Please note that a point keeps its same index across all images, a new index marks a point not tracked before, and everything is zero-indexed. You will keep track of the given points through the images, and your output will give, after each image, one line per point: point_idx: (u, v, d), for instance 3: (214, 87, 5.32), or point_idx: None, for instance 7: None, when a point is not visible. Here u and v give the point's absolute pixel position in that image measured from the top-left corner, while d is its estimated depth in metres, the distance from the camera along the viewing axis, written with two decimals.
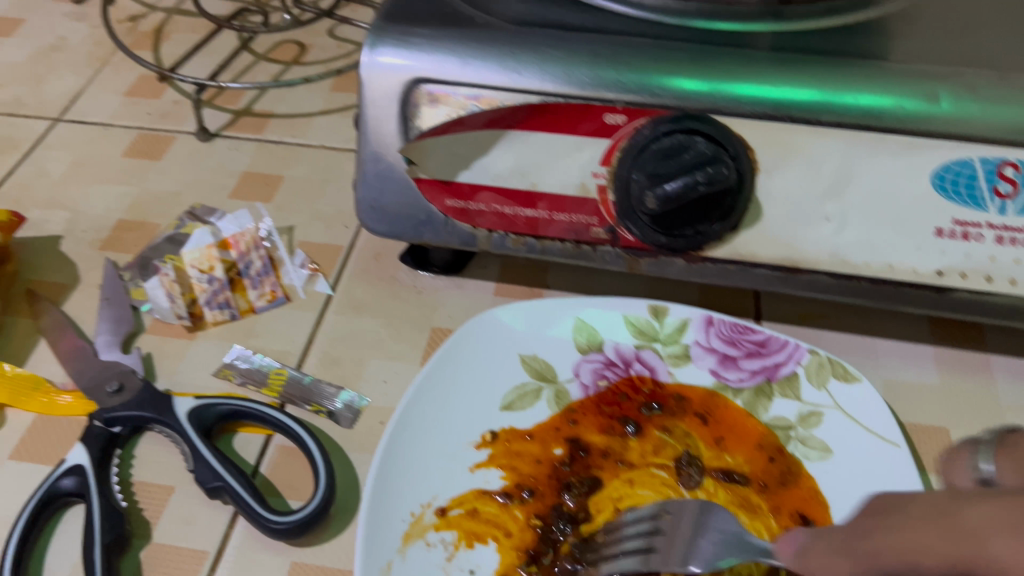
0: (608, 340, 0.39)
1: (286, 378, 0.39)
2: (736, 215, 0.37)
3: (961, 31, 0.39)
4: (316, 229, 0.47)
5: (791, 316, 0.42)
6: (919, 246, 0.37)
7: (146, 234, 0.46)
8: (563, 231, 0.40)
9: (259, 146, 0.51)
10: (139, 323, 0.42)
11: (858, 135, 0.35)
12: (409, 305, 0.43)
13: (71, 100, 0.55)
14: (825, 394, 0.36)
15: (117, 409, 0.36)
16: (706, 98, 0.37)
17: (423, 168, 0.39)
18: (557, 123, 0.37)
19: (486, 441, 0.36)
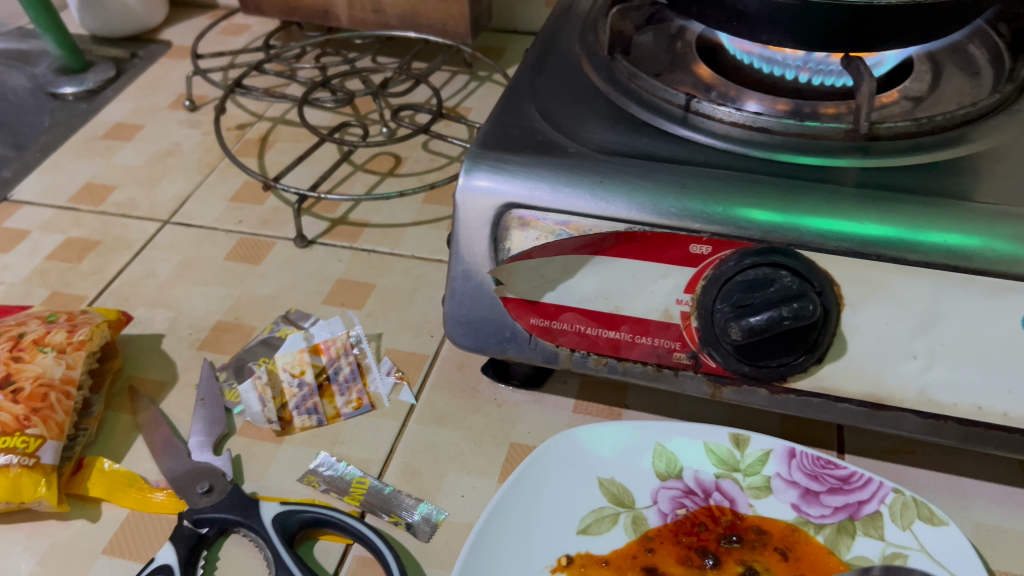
0: (688, 468, 0.39)
1: (368, 488, 0.40)
2: (822, 348, 0.37)
3: None
4: (403, 337, 0.48)
5: (875, 451, 0.42)
6: (1011, 390, 0.36)
7: (242, 337, 0.48)
8: (645, 355, 0.40)
9: (353, 255, 0.54)
10: (231, 425, 0.43)
11: (946, 275, 0.35)
12: (489, 418, 0.44)
13: (181, 203, 0.59)
14: (910, 535, 0.35)
15: (206, 511, 0.38)
16: (792, 233, 0.37)
17: (510, 287, 0.41)
18: (643, 251, 0.38)
19: (561, 566, 0.36)
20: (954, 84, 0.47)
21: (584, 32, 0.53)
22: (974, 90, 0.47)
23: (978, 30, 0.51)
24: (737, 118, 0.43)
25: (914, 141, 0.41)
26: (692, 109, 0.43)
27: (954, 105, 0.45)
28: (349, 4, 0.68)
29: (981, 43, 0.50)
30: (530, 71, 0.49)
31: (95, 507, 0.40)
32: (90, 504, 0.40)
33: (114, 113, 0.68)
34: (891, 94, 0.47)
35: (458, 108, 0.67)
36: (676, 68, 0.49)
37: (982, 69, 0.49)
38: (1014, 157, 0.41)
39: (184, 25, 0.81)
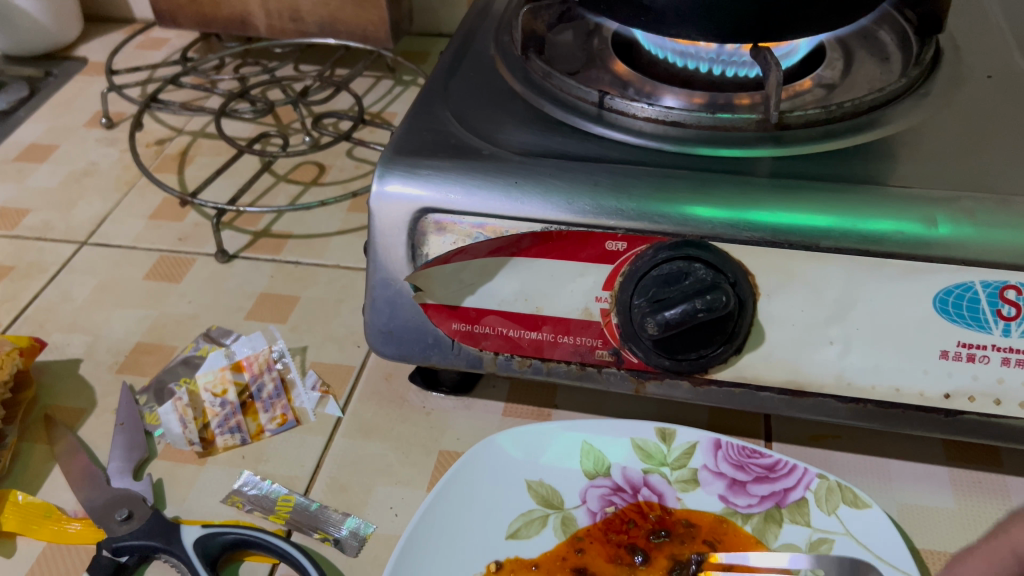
0: (616, 465, 0.39)
1: (293, 505, 0.39)
2: (740, 338, 0.37)
3: (955, 154, 0.40)
4: (328, 349, 0.47)
5: (801, 438, 0.42)
6: (926, 370, 0.36)
7: (162, 357, 0.47)
8: (568, 354, 0.40)
9: (277, 268, 0.53)
10: (152, 449, 0.42)
11: (858, 260, 0.36)
12: (418, 427, 0.43)
13: (98, 224, 0.57)
14: (835, 520, 0.36)
15: (126, 538, 0.37)
16: (705, 225, 0.37)
17: (430, 293, 0.40)
18: (560, 251, 0.38)
19: (491, 571, 0.35)
20: (864, 70, 0.48)
21: (500, 33, 0.52)
22: (884, 75, 0.47)
23: (886, 15, 0.52)
24: (651, 113, 0.43)
25: (824, 128, 0.42)
26: (607, 105, 0.44)
27: (864, 90, 0.46)
28: (266, 13, 0.67)
29: (890, 28, 0.51)
30: (444, 75, 0.49)
31: (10, 543, 0.38)
32: (4, 540, 0.38)
33: (28, 134, 0.66)
34: (804, 82, 0.47)
35: (383, 114, 0.67)
36: (593, 66, 0.49)
37: (891, 54, 0.49)
38: (923, 140, 0.42)
39: (100, 41, 0.79)
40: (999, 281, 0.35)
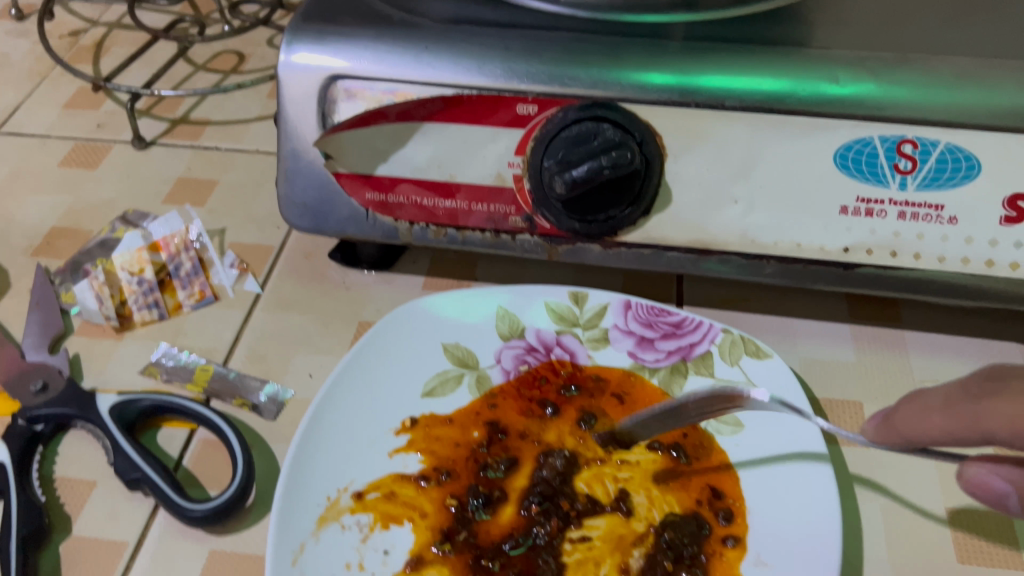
0: (529, 327, 0.40)
1: (211, 374, 0.39)
2: (647, 198, 0.37)
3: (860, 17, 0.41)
4: (248, 230, 0.47)
5: (712, 300, 0.43)
6: (827, 225, 0.37)
7: (78, 240, 0.46)
8: (482, 221, 0.40)
9: (194, 154, 0.52)
10: (68, 325, 0.42)
11: (762, 117, 0.36)
12: (337, 301, 0.43)
13: (9, 113, 0.55)
14: (737, 370, 0.37)
15: (41, 407, 0.37)
16: (614, 87, 0.37)
17: (342, 161, 0.39)
18: (471, 114, 0.37)
19: (405, 427, 0.36)
20: None
21: None
22: None
23: None
24: None
25: None
26: None
27: None
28: None
29: None
30: None
31: None
32: None
33: None
34: None
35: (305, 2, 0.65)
36: None
37: None
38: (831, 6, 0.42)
39: None
40: (896, 135, 0.35)
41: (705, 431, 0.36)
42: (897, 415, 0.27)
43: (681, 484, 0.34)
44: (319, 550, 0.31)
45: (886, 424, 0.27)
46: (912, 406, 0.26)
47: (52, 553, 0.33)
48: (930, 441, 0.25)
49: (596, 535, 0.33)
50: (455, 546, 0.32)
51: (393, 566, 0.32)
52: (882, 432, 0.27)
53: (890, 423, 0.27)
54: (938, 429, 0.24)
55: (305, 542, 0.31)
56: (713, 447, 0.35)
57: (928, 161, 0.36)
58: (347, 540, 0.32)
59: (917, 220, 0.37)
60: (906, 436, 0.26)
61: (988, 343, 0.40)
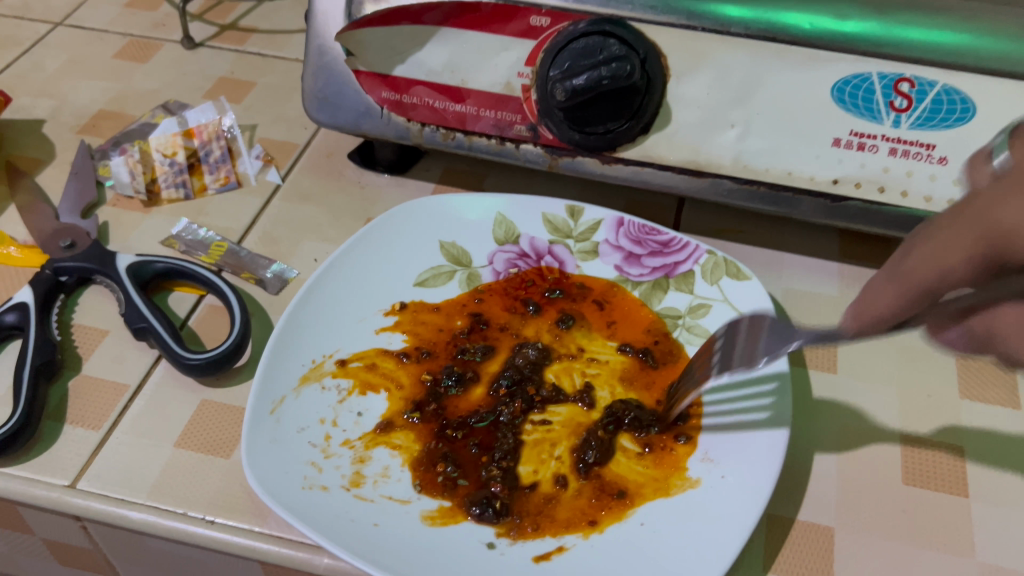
0: (524, 235, 0.42)
1: (225, 250, 0.42)
2: (646, 116, 0.39)
3: None
4: (277, 129, 0.50)
5: (708, 231, 0.44)
6: (818, 156, 0.38)
7: (121, 123, 0.49)
8: (488, 128, 0.42)
9: (238, 57, 0.55)
10: (102, 196, 0.45)
11: (763, 46, 0.37)
12: (351, 198, 0.46)
13: (75, 8, 0.59)
14: (716, 289, 0.38)
15: (66, 260, 0.40)
16: (624, 6, 0.38)
17: (361, 59, 0.41)
18: (484, 23, 0.39)
19: (394, 310, 0.39)
20: None
21: None
22: None
23: None
24: None
25: None
26: None
27: None
28: None
29: None
30: None
31: None
32: None
33: None
34: None
35: None
36: None
37: None
38: None
39: None
40: (895, 73, 0.36)
41: (677, 341, 0.38)
42: (863, 298, 0.23)
43: (645, 384, 0.36)
44: (297, 403, 0.34)
45: (855, 308, 0.24)
46: (868, 287, 0.23)
47: (61, 386, 0.37)
48: (892, 318, 0.22)
49: (556, 419, 0.35)
50: (424, 416, 0.35)
51: (364, 426, 0.34)
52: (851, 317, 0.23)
53: (857, 308, 0.23)
54: (897, 298, 0.22)
55: (285, 394, 0.34)
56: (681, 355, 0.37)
57: (924, 101, 0.36)
58: (325, 399, 0.35)
59: (908, 157, 0.37)
60: (879, 320, 0.23)
61: None
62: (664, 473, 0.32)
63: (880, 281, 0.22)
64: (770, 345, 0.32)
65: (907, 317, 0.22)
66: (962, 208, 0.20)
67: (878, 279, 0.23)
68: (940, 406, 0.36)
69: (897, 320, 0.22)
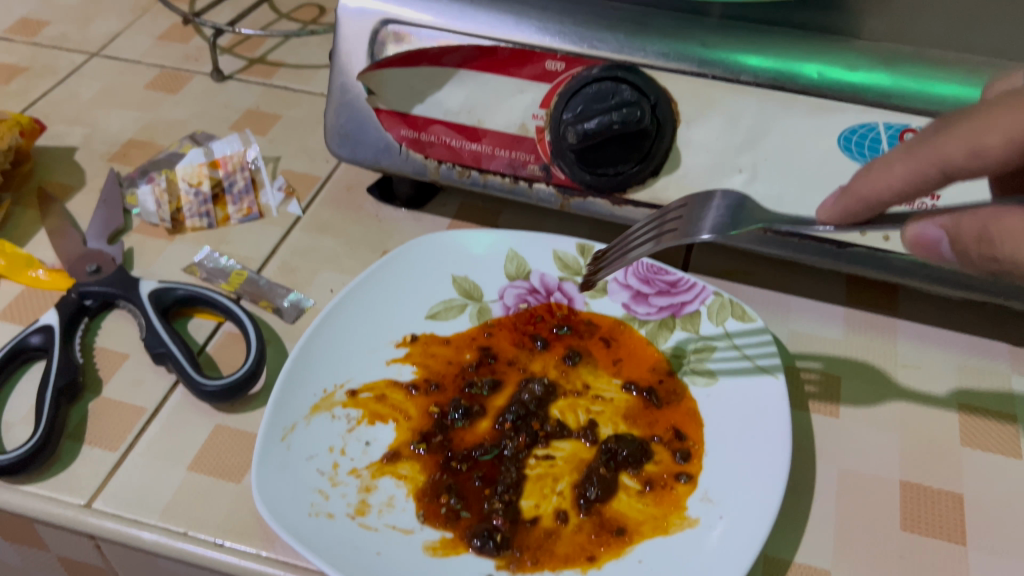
0: (535, 271, 0.43)
1: (244, 278, 0.43)
2: (656, 160, 0.40)
3: None
4: (300, 161, 0.51)
5: (717, 272, 0.45)
6: None
7: (150, 152, 0.51)
8: (503, 167, 0.43)
9: (265, 90, 0.56)
10: (128, 223, 0.47)
11: (771, 95, 0.38)
12: (368, 230, 0.47)
13: (110, 39, 0.61)
14: (721, 330, 0.40)
15: (91, 284, 0.41)
16: (638, 53, 0.39)
17: (381, 98, 0.43)
18: (501, 66, 0.40)
19: (406, 341, 0.40)
20: None
21: None
22: None
23: None
24: None
25: None
26: None
27: None
28: None
29: None
30: None
31: None
32: None
33: None
34: None
35: None
36: None
37: None
38: None
39: None
40: (901, 124, 0.37)
41: (681, 380, 0.38)
42: (853, 184, 0.28)
43: (648, 422, 0.37)
44: (308, 432, 0.35)
45: (844, 196, 0.28)
46: (876, 166, 0.27)
47: (82, 407, 0.38)
48: (887, 201, 0.27)
49: (559, 455, 0.35)
50: (430, 448, 0.36)
51: (371, 456, 0.35)
52: (841, 204, 0.28)
53: (848, 194, 0.28)
54: (904, 177, 0.26)
55: (296, 422, 0.35)
56: (684, 395, 0.37)
57: None
58: (335, 428, 0.35)
59: None
60: (871, 200, 0.27)
61: (976, 340, 0.41)
62: (663, 512, 0.33)
63: (892, 160, 0.26)
64: (713, 222, 0.33)
65: (899, 198, 0.26)
66: (920, 144, 0.25)
67: (889, 158, 0.27)
68: (940, 451, 0.36)
69: (892, 199, 0.26)
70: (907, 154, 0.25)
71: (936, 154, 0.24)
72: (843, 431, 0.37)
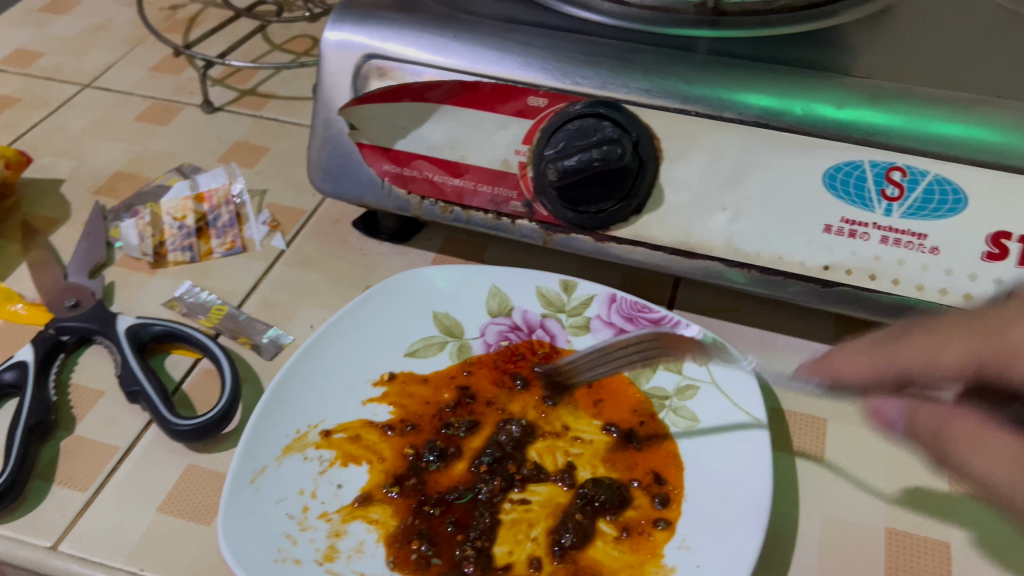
0: (517, 308, 0.42)
1: (224, 313, 0.43)
2: (639, 197, 0.39)
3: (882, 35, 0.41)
4: (286, 194, 0.51)
5: (703, 308, 0.44)
6: (809, 241, 0.38)
7: (136, 185, 0.51)
8: (485, 203, 0.43)
9: (255, 122, 0.56)
10: (110, 257, 0.47)
11: (756, 133, 0.37)
12: (352, 264, 0.46)
13: (103, 70, 0.61)
14: (704, 370, 0.39)
15: (69, 320, 0.41)
16: (621, 89, 0.39)
17: (364, 133, 0.43)
18: (484, 101, 0.40)
19: (383, 380, 0.39)
20: None
21: None
22: None
23: None
24: None
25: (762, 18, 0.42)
26: None
27: None
28: None
29: None
30: None
31: None
32: None
33: None
34: None
35: None
36: None
37: None
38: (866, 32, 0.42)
39: None
40: (887, 162, 0.35)
41: (662, 422, 0.37)
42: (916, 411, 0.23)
43: (627, 465, 0.36)
44: (278, 473, 0.34)
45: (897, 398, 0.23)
46: None
47: (53, 446, 0.37)
48: None
49: (536, 499, 0.35)
50: (404, 491, 0.35)
51: (343, 499, 0.34)
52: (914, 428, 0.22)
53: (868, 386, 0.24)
54: None
55: (267, 464, 0.34)
56: (665, 437, 0.37)
57: (915, 191, 0.35)
58: (306, 470, 0.35)
59: (899, 246, 0.37)
60: None
61: None
62: (639, 560, 0.32)
63: None
64: None
65: None
66: (887, 339, 0.23)
67: None
68: (929, 500, 0.35)
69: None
70: (873, 347, 0.23)
71: (896, 360, 0.22)
72: (830, 479, 0.36)
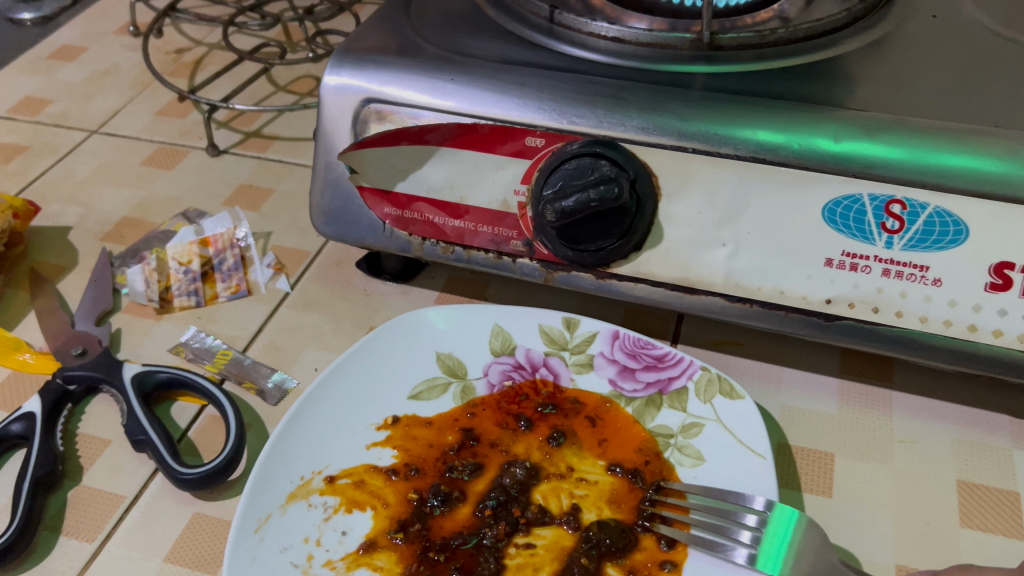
0: (520, 346, 0.42)
1: (229, 358, 0.43)
2: (637, 235, 0.39)
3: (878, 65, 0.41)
4: (290, 236, 0.51)
5: (707, 342, 0.44)
6: (811, 275, 0.38)
7: (143, 230, 0.51)
8: (486, 243, 0.43)
9: (259, 163, 0.57)
10: (117, 303, 0.47)
11: (754, 168, 0.37)
12: (355, 305, 0.47)
13: (110, 116, 0.62)
14: (709, 408, 0.38)
15: (75, 368, 0.41)
16: (618, 127, 0.39)
17: (365, 176, 0.43)
18: (482, 143, 0.40)
19: (386, 424, 0.39)
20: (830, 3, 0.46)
21: None
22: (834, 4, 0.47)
23: None
24: (616, 33, 0.43)
25: (757, 52, 0.42)
26: (556, 20, 0.45)
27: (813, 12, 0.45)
28: None
29: None
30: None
31: None
32: None
33: (63, 37, 0.72)
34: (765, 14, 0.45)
35: None
36: None
37: None
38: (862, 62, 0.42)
39: None
40: (886, 195, 0.35)
41: (667, 461, 0.37)
42: None
43: (631, 507, 0.36)
44: (282, 522, 0.34)
45: None
46: None
47: (60, 496, 0.38)
48: None
49: (540, 543, 0.34)
50: (408, 537, 0.35)
51: (348, 546, 0.34)
52: None
53: None
54: None
55: (271, 512, 0.34)
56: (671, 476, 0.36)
57: (916, 223, 0.35)
58: (311, 517, 0.35)
59: (901, 278, 0.36)
60: None
61: (977, 412, 0.40)
62: None
63: None
64: None
65: None
66: None
67: None
68: (937, 536, 0.35)
69: None
70: None
71: None
72: (838, 520, 0.36)
